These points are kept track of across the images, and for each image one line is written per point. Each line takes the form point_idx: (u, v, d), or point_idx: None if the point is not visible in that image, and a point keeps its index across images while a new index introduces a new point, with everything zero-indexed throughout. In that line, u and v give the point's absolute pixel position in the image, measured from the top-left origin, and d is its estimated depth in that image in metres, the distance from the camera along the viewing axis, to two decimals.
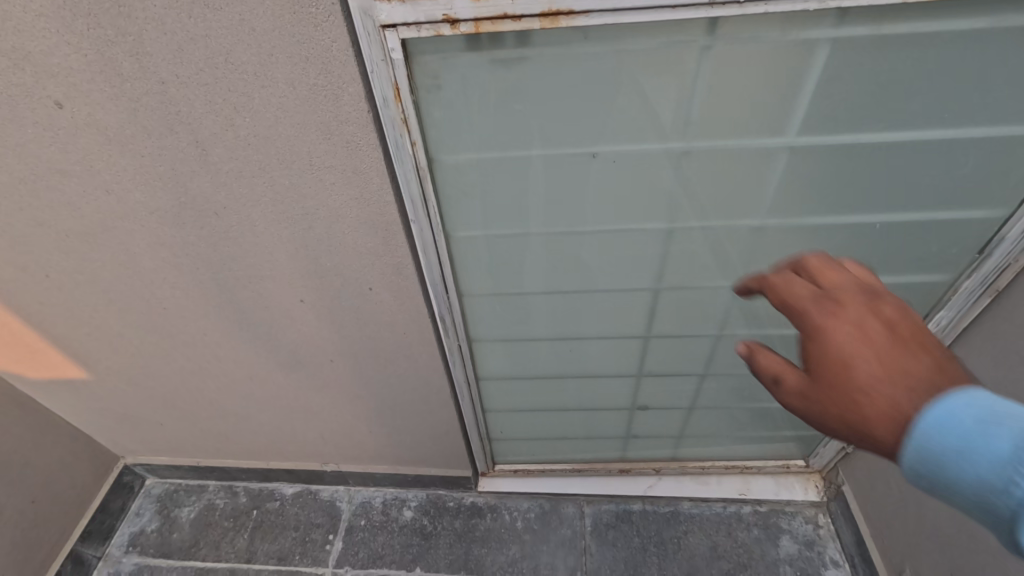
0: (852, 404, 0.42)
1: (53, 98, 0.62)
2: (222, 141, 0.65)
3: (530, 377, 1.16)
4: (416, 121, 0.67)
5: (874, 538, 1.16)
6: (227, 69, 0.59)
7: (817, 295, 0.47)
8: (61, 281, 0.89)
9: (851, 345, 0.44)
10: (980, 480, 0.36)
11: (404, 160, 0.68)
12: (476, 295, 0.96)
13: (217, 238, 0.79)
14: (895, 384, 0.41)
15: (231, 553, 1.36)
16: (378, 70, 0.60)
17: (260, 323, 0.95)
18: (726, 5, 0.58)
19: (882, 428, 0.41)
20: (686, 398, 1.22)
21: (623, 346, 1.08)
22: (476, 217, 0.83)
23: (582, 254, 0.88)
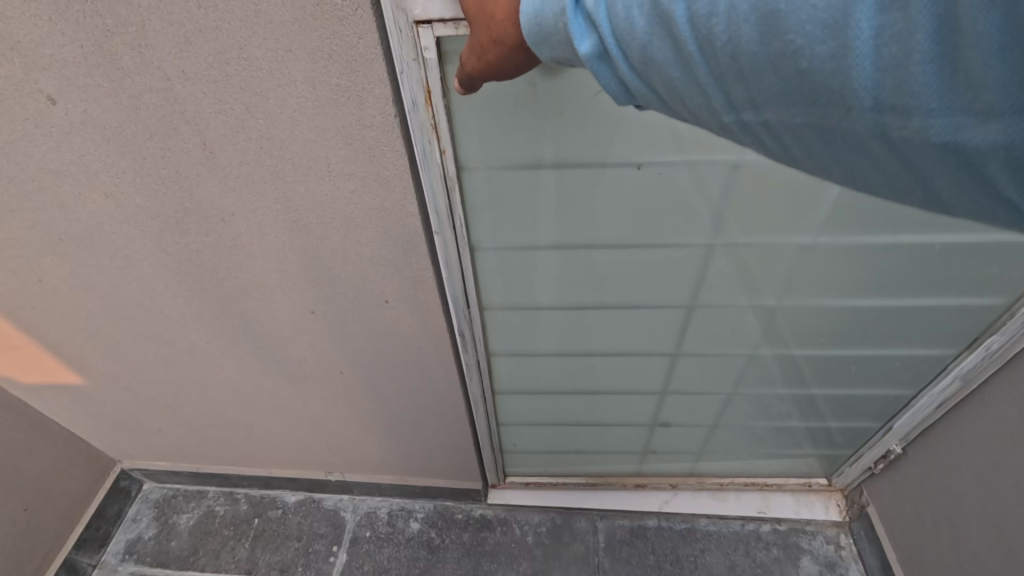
0: (492, 23, 0.44)
1: (45, 92, 0.56)
2: (231, 143, 0.60)
3: (549, 393, 1.11)
4: (446, 127, 0.63)
5: (901, 563, 1.12)
6: (240, 65, 0.53)
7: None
8: (55, 285, 0.83)
9: None
10: (551, 14, 0.39)
11: (430, 167, 0.64)
12: (499, 310, 0.91)
13: (224, 246, 0.73)
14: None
15: (230, 563, 1.31)
16: (408, 72, 0.55)
17: (267, 332, 0.90)
18: None
19: (509, 26, 0.43)
20: (709, 417, 1.17)
21: (650, 364, 1.03)
22: (501, 228, 0.78)
23: (614, 269, 0.83)
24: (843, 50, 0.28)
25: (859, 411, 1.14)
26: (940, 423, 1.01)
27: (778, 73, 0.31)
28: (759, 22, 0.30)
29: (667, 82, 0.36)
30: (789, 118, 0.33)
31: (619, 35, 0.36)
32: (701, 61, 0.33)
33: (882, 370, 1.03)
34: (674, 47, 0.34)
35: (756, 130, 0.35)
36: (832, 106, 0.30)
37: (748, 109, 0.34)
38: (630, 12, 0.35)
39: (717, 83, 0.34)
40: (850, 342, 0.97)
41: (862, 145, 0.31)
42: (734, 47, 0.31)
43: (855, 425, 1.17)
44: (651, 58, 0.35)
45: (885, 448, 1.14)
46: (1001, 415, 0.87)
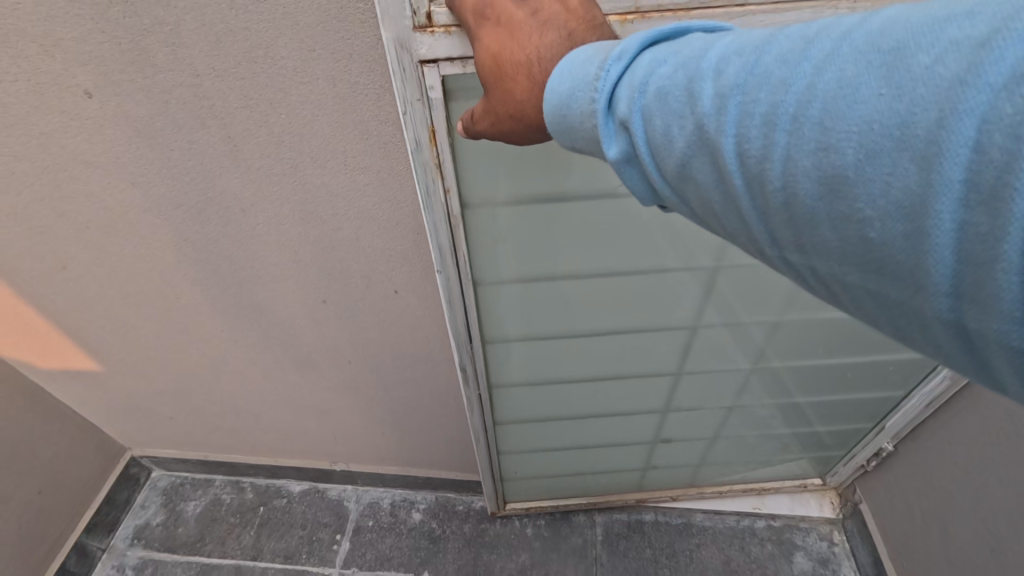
0: (510, 99, 0.46)
1: (82, 86, 0.59)
2: (255, 137, 0.63)
3: (549, 418, 1.13)
4: (451, 167, 0.63)
5: (892, 559, 1.15)
6: (265, 63, 0.56)
7: (477, 4, 0.45)
8: (79, 272, 0.87)
9: (493, 42, 0.45)
10: (581, 110, 0.37)
11: (433, 208, 0.65)
12: (501, 342, 0.93)
13: (242, 236, 0.77)
14: (532, 57, 0.43)
15: (236, 550, 1.35)
16: (411, 114, 0.56)
17: (279, 321, 0.93)
18: None
19: (529, 106, 0.44)
20: (710, 429, 1.20)
21: (655, 382, 1.06)
22: (503, 262, 0.79)
23: (618, 294, 0.86)
24: (917, 233, 0.24)
25: (849, 416, 1.18)
26: (930, 420, 1.04)
27: (836, 233, 0.27)
28: (820, 181, 0.26)
29: (704, 201, 0.33)
30: (842, 275, 0.28)
31: (656, 146, 0.33)
32: (745, 194, 0.30)
33: (878, 375, 1.07)
34: (718, 174, 0.31)
35: (802, 272, 0.31)
36: (900, 279, 0.26)
37: (794, 251, 0.30)
38: (670, 129, 0.32)
39: (763, 219, 0.30)
40: (846, 351, 1.00)
41: (923, 324, 0.26)
42: (789, 197, 0.28)
43: (849, 427, 1.20)
44: (688, 173, 0.32)
45: (877, 447, 1.17)
46: (988, 414, 0.90)
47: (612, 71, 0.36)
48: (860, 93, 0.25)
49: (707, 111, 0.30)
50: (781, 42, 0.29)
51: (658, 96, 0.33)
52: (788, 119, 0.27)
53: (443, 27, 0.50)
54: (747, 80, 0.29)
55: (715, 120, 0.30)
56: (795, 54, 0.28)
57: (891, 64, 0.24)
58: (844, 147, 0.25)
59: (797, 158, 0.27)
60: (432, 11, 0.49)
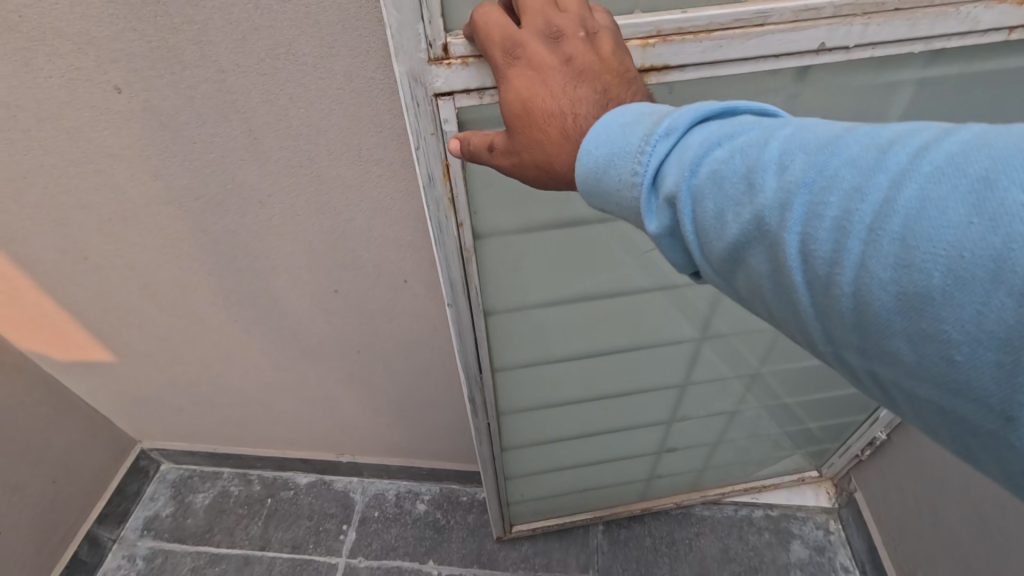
0: (537, 148, 0.47)
1: (113, 82, 0.63)
2: (274, 130, 0.66)
3: (557, 439, 1.15)
4: (463, 202, 0.66)
5: (888, 545, 1.19)
6: (287, 60, 0.59)
7: (504, 43, 0.47)
8: (99, 264, 0.90)
9: (523, 88, 0.47)
10: (618, 177, 0.39)
11: (446, 243, 0.69)
12: (509, 369, 0.96)
13: (259, 227, 0.80)
14: (566, 110, 0.45)
15: (245, 540, 1.38)
16: (424, 147, 0.59)
17: (291, 311, 0.96)
18: (833, 51, 0.57)
19: (557, 159, 0.45)
20: (713, 434, 1.23)
21: (660, 395, 1.09)
22: (512, 292, 0.82)
23: (628, 314, 0.89)
24: (1010, 364, 0.26)
25: (848, 408, 1.19)
26: None
27: (912, 347, 0.29)
28: (899, 297, 0.28)
29: (757, 286, 0.35)
30: (910, 385, 0.31)
31: (708, 229, 0.35)
32: (806, 292, 0.32)
33: None
34: (774, 266, 0.33)
35: (858, 370, 0.33)
36: (981, 401, 0.28)
37: (856, 354, 0.32)
38: (723, 214, 0.34)
39: (824, 318, 0.32)
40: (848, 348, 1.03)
41: (1003, 451, 0.28)
42: (861, 304, 0.30)
43: (845, 420, 1.23)
44: (745, 259, 0.35)
45: (870, 437, 1.20)
46: None
47: (658, 147, 0.37)
48: (946, 219, 0.27)
49: (770, 205, 0.32)
50: (849, 145, 0.31)
51: (711, 179, 0.35)
52: (863, 231, 0.29)
53: (460, 59, 0.53)
54: (817, 183, 0.31)
55: (778, 215, 0.32)
56: (869, 163, 0.30)
57: (979, 192, 0.26)
58: (929, 269, 0.27)
59: (875, 272, 0.29)
60: (448, 43, 0.52)
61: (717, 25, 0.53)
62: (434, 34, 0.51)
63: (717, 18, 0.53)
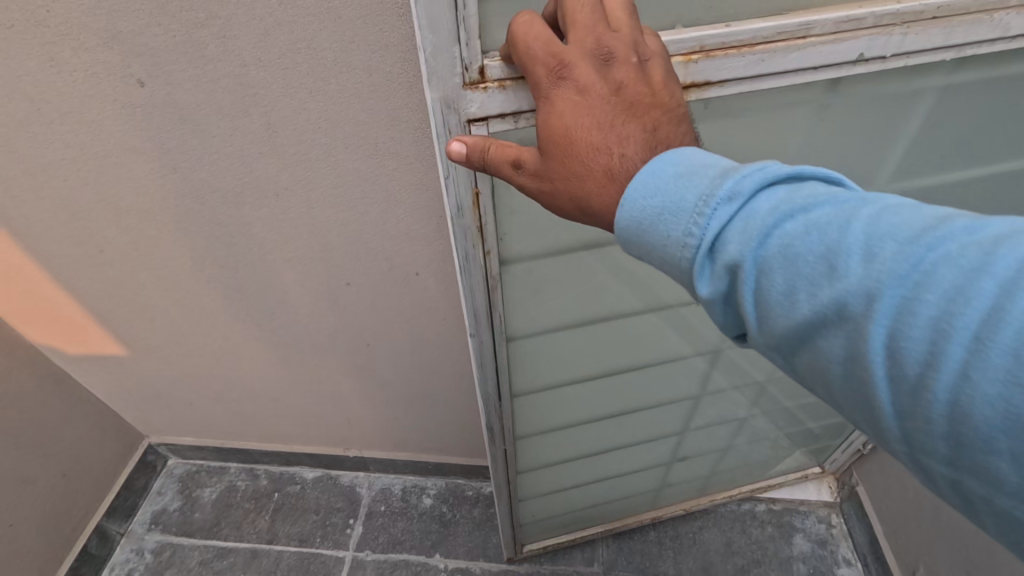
0: (577, 182, 0.45)
1: (136, 76, 0.64)
2: (293, 123, 0.68)
3: (572, 458, 1.15)
4: (490, 231, 0.65)
5: (889, 538, 1.21)
6: (308, 54, 0.61)
7: (550, 61, 0.44)
8: (114, 257, 0.91)
9: (568, 116, 0.45)
10: (670, 236, 0.39)
11: (472, 273, 0.68)
12: (527, 394, 0.96)
13: (275, 220, 0.81)
14: (614, 148, 0.44)
15: (252, 534, 1.39)
16: (454, 176, 0.58)
17: (303, 304, 0.98)
18: (869, 61, 0.58)
19: (600, 198, 0.44)
20: (723, 440, 1.23)
21: (673, 408, 1.11)
22: (533, 318, 0.82)
23: (644, 333, 0.91)
24: None
25: None
26: None
27: (1013, 467, 0.28)
28: (1001, 413, 0.28)
29: (826, 369, 0.35)
30: (1001, 503, 0.30)
31: (779, 305, 0.35)
32: (887, 384, 0.32)
33: None
34: (850, 351, 0.33)
35: (937, 477, 0.33)
36: None
37: (941, 462, 0.31)
38: (797, 292, 0.35)
39: (908, 418, 0.32)
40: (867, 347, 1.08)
41: None
42: (958, 411, 0.29)
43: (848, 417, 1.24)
44: (819, 339, 0.35)
45: None
46: None
47: (720, 210, 0.37)
48: None
49: (852, 292, 0.32)
50: (947, 244, 0.31)
51: (786, 255, 0.35)
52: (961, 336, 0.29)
53: (496, 82, 0.52)
54: (910, 277, 0.31)
55: (863, 303, 0.32)
56: (972, 268, 0.29)
57: None
58: None
59: (977, 382, 0.28)
60: (485, 66, 0.51)
61: (760, 39, 0.53)
62: (470, 56, 0.50)
63: (761, 32, 0.53)
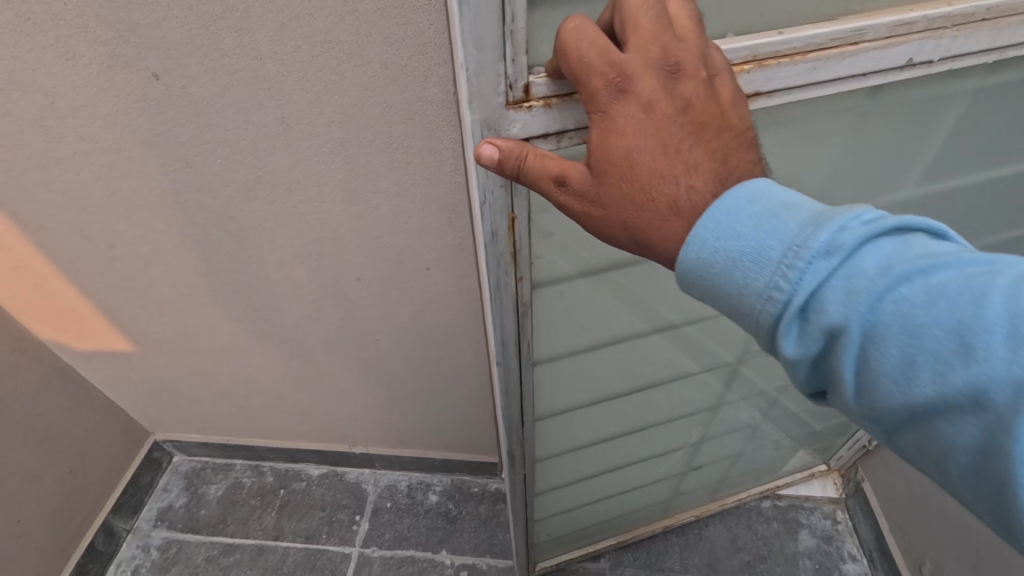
0: (635, 208, 0.45)
1: (151, 69, 0.65)
2: (307, 117, 0.68)
3: (588, 476, 1.14)
4: (523, 256, 0.62)
5: (895, 534, 1.21)
6: (324, 47, 0.61)
7: (612, 74, 0.42)
8: (125, 252, 0.91)
9: (631, 139, 0.44)
10: (757, 287, 0.40)
11: (502, 300, 0.65)
12: (548, 416, 0.94)
13: (287, 214, 0.82)
14: (680, 179, 0.44)
15: (258, 530, 1.39)
16: (491, 200, 0.55)
17: (313, 299, 0.98)
18: (915, 66, 0.58)
19: (661, 227, 0.44)
20: (737, 446, 1.23)
21: (690, 420, 1.10)
22: (558, 342, 0.79)
23: (664, 350, 0.90)
24: None
25: None
26: None
27: None
28: None
29: (935, 438, 0.36)
30: None
31: (891, 370, 0.37)
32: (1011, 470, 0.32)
33: None
34: (971, 425, 0.34)
35: None
36: None
37: None
38: (914, 359, 0.36)
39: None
40: None
41: None
42: None
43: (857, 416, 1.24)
44: (934, 412, 0.35)
45: None
46: None
47: (822, 266, 0.38)
48: None
49: (984, 370, 0.33)
50: None
51: (907, 322, 0.36)
52: None
53: (541, 100, 0.49)
54: None
55: (998, 386, 0.33)
56: None
57: None
58: None
59: None
60: (530, 83, 0.48)
61: (813, 46, 0.53)
62: (516, 73, 0.47)
63: (814, 39, 0.52)
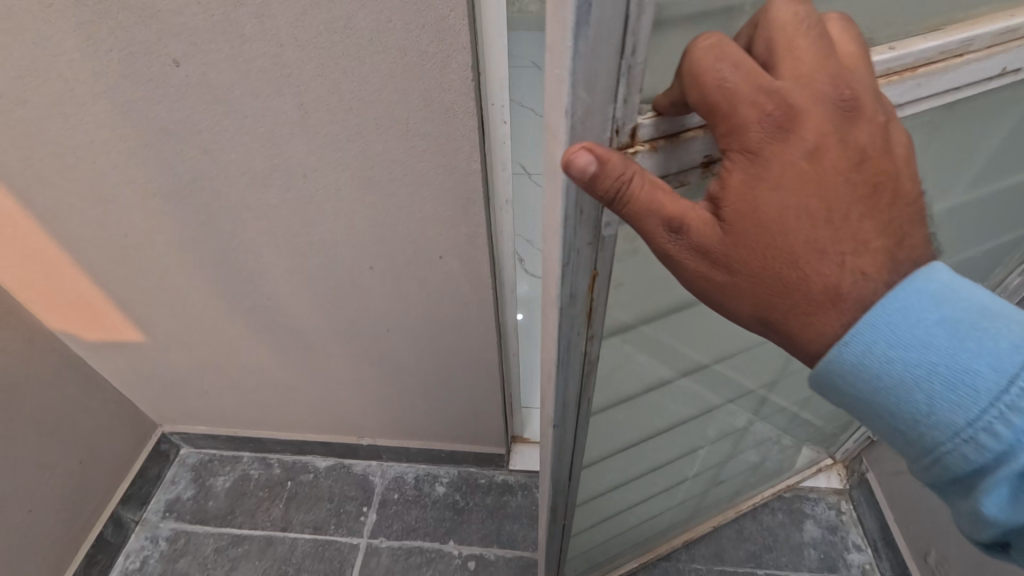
0: (788, 285, 0.42)
1: (172, 55, 0.65)
2: (325, 104, 0.69)
3: (617, 513, 1.11)
4: (598, 314, 0.56)
5: (899, 523, 1.23)
6: (344, 34, 0.62)
7: (778, 114, 0.37)
8: (139, 241, 0.92)
9: (791, 200, 0.40)
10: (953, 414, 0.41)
11: (570, 365, 0.58)
12: (590, 466, 0.90)
13: (303, 202, 0.82)
14: (846, 256, 0.41)
15: (267, 521, 1.40)
16: (575, 261, 0.47)
17: (326, 289, 0.98)
18: (1007, 75, 0.58)
19: (817, 312, 0.42)
20: (758, 456, 1.25)
21: (718, 444, 1.13)
22: (607, 393, 0.76)
23: (695, 388, 0.91)
24: None
25: None
26: None
27: None
28: None
29: None
30: None
31: None
32: None
33: None
34: None
35: None
36: None
37: None
38: None
39: None
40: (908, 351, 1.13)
41: None
42: None
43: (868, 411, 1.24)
44: None
45: None
46: None
47: None
48: None
49: None
50: None
51: None
52: None
53: (648, 142, 0.42)
54: None
55: None
56: None
57: None
58: None
59: None
60: (637, 125, 0.40)
61: (923, 60, 0.50)
62: (624, 116, 0.39)
63: (926, 52, 0.50)
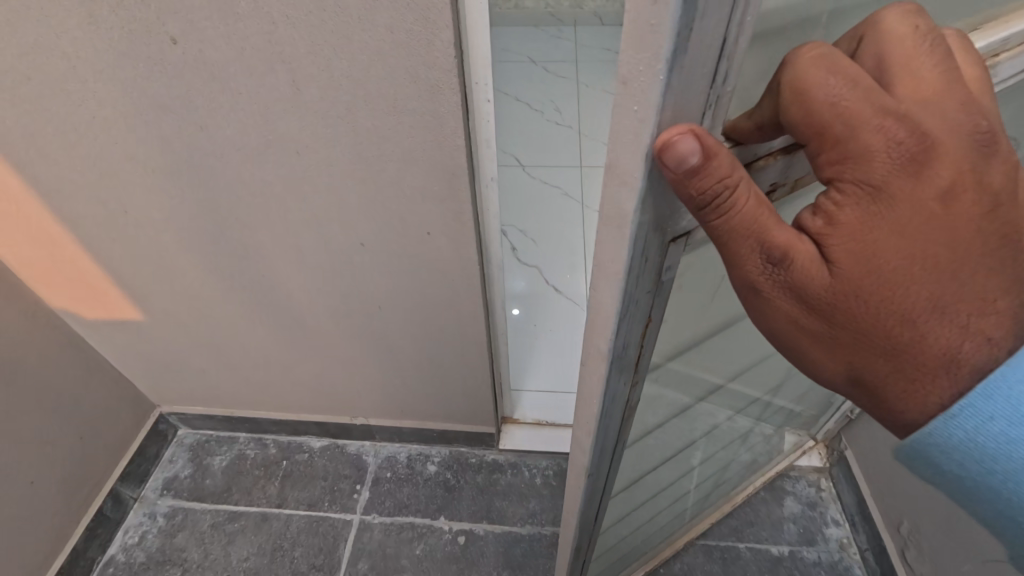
0: (902, 340, 0.41)
1: (170, 33, 0.68)
2: (316, 81, 0.72)
3: (630, 530, 1.11)
4: (642, 358, 0.58)
5: (875, 496, 1.27)
6: (333, 12, 0.65)
7: (908, 150, 0.37)
8: (139, 218, 0.95)
9: (914, 250, 0.39)
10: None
11: (613, 410, 0.60)
12: (615, 495, 0.91)
13: (297, 179, 0.86)
14: (973, 313, 0.40)
15: (262, 498, 1.44)
16: (634, 310, 0.48)
17: (319, 267, 1.02)
18: None
19: (932, 369, 0.41)
20: (751, 453, 1.30)
21: (720, 454, 1.18)
22: (637, 425, 0.78)
23: (704, 407, 0.94)
24: None
25: None
26: None
27: None
28: None
29: None
30: None
31: None
32: None
33: None
34: None
35: None
36: None
37: None
38: None
39: None
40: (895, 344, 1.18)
41: None
42: None
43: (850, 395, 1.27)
44: None
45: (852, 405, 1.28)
46: None
47: None
48: None
49: None
50: None
51: None
52: None
53: None
54: None
55: None
56: None
57: None
58: None
59: None
60: None
61: None
62: None
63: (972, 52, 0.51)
